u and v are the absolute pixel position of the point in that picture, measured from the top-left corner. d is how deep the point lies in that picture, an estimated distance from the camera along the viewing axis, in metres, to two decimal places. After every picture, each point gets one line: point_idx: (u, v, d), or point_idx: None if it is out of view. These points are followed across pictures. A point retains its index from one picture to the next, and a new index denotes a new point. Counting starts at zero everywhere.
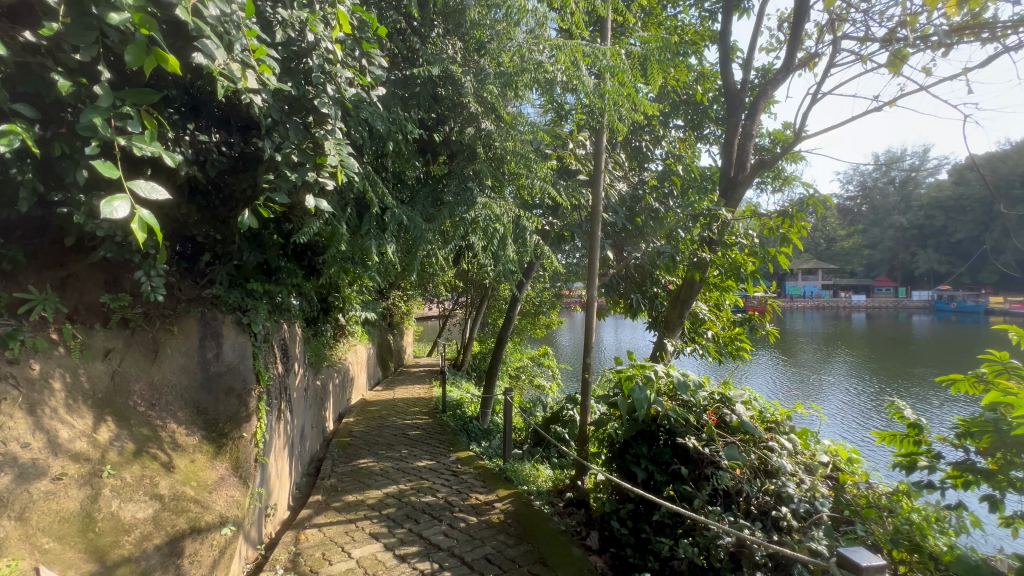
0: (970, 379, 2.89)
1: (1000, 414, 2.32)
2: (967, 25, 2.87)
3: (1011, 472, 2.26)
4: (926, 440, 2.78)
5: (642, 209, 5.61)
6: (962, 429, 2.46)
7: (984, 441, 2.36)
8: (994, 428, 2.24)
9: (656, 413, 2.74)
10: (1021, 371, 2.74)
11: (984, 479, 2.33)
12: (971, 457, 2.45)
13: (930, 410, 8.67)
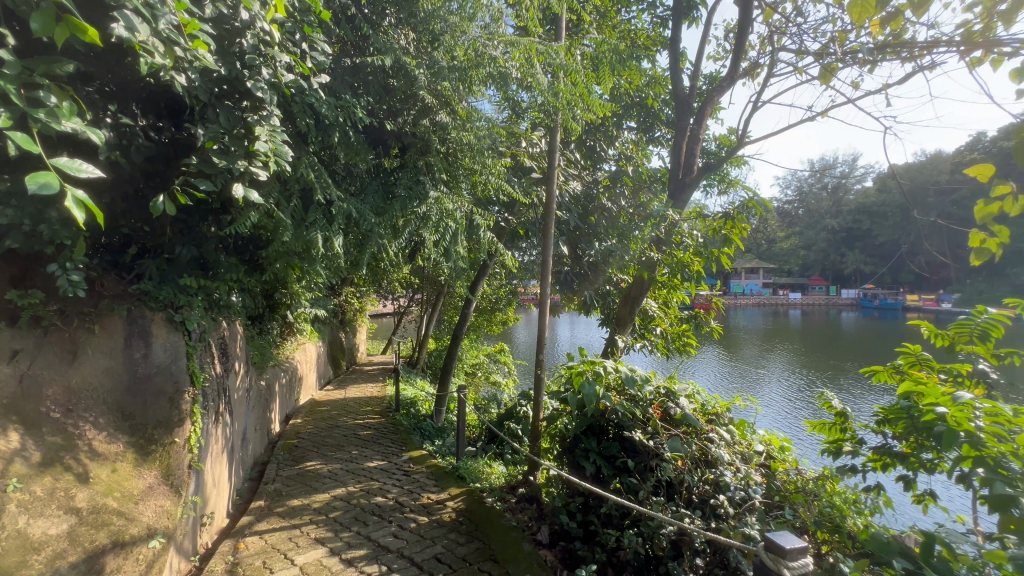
0: (889, 370, 3.13)
1: (912, 402, 2.53)
2: (887, 44, 3.11)
3: (920, 454, 2.48)
4: (849, 427, 3.00)
5: (595, 208, 5.62)
6: (881, 416, 2.66)
7: (898, 427, 2.56)
8: (907, 416, 2.43)
9: (605, 408, 2.78)
10: (930, 363, 3.00)
11: (900, 461, 2.56)
12: (888, 442, 2.67)
13: (855, 400, 9.39)
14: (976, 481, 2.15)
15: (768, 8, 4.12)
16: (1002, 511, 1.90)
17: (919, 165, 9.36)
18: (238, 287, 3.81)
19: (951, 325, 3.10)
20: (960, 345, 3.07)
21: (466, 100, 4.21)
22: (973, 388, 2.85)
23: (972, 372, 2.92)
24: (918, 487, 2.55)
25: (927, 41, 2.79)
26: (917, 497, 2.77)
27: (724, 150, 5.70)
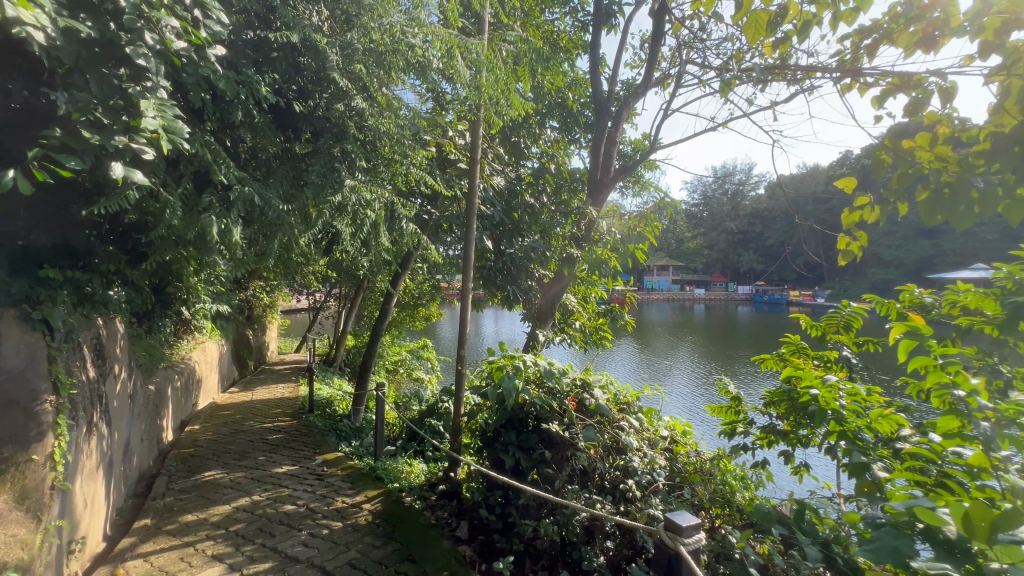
0: (774, 357, 3.50)
1: (792, 385, 2.85)
2: (776, 66, 3.45)
3: (798, 431, 2.82)
4: (741, 410, 3.31)
5: (519, 204, 5.65)
6: (767, 399, 2.99)
7: (781, 408, 2.88)
8: (788, 398, 2.74)
9: (524, 401, 2.82)
10: (807, 350, 3.40)
11: (782, 438, 2.89)
12: (773, 423, 3.01)
13: (747, 386, 10.44)
14: (838, 452, 2.48)
15: (678, 23, 4.40)
16: (858, 477, 2.21)
17: (803, 177, 10.55)
18: (117, 279, 3.36)
19: (823, 317, 3.55)
20: (829, 334, 3.51)
21: (385, 87, 4.04)
22: (838, 371, 3.27)
23: (838, 358, 3.35)
24: (795, 461, 2.88)
25: (807, 66, 3.14)
26: (794, 469, 3.13)
27: (638, 154, 6.02)
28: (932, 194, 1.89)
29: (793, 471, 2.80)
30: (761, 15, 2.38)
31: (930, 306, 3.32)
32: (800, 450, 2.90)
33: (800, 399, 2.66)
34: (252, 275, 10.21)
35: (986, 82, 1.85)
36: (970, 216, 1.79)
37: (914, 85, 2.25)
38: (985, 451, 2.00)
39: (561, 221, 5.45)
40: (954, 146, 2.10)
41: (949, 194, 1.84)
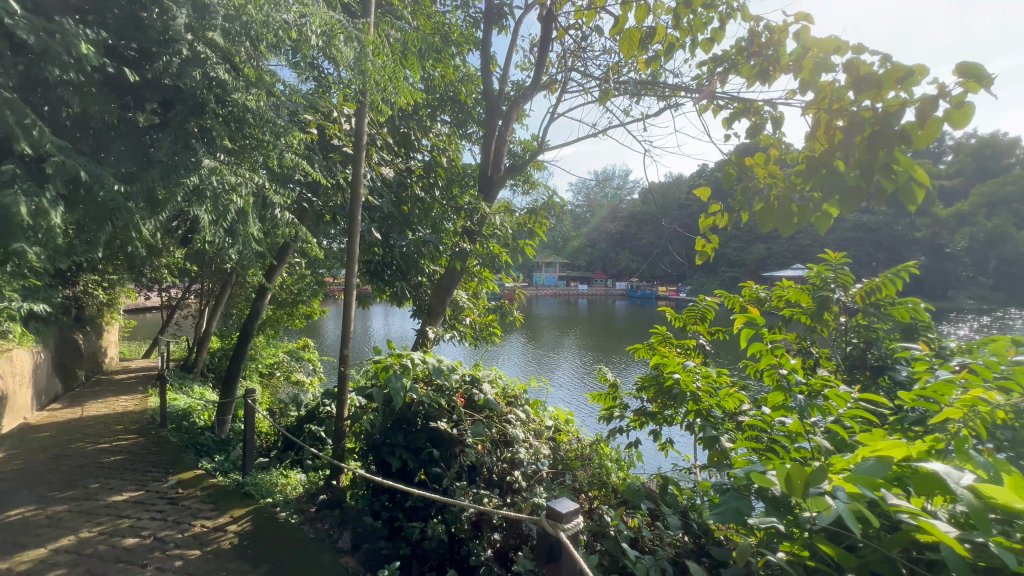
0: (646, 346, 3.85)
1: (659, 370, 3.17)
2: (648, 82, 3.79)
3: (664, 411, 3.15)
4: (618, 397, 3.58)
5: (408, 196, 5.47)
6: (640, 384, 3.28)
7: (651, 392, 3.19)
8: (657, 382, 3.05)
9: (412, 400, 2.75)
10: (672, 340, 3.82)
11: (651, 419, 3.21)
12: (646, 405, 3.33)
13: (623, 374, 11.45)
14: (695, 429, 2.80)
15: (563, 31, 4.61)
16: (711, 448, 2.54)
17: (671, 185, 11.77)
18: None
19: (684, 309, 4.00)
20: (689, 325, 3.98)
21: (255, 59, 3.62)
22: (696, 358, 3.72)
23: (696, 346, 3.81)
24: (662, 439, 3.21)
25: (673, 85, 3.50)
26: (662, 446, 3.48)
27: (527, 154, 6.20)
28: (766, 205, 2.23)
29: (660, 447, 3.12)
30: (634, 33, 2.58)
31: (764, 299, 3.93)
32: (666, 428, 3.23)
33: (666, 383, 2.97)
34: (82, 267, 8.51)
35: (804, 113, 2.23)
36: (792, 225, 2.15)
37: (753, 111, 2.63)
38: (802, 418, 2.42)
39: (452, 216, 5.41)
40: (782, 166, 2.50)
41: (778, 206, 2.18)
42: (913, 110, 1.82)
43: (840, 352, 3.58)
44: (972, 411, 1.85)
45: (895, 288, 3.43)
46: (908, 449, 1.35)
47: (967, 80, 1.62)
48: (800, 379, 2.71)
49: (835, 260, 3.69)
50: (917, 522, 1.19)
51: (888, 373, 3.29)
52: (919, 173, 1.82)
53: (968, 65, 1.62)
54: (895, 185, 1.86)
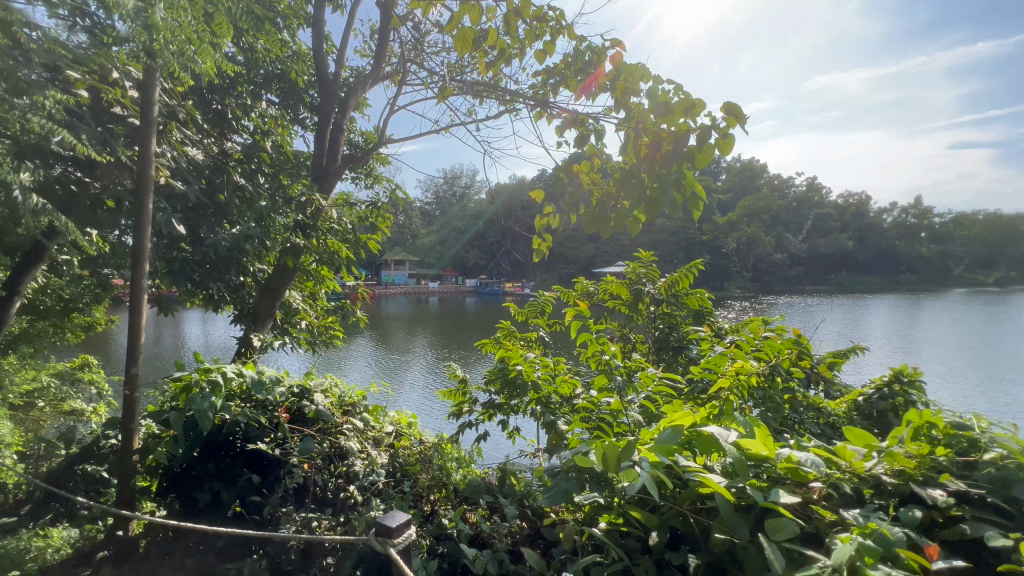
0: (492, 341, 3.94)
1: (505, 364, 3.26)
2: (488, 85, 3.88)
3: (509, 402, 3.24)
4: (466, 392, 3.59)
5: (223, 183, 4.47)
6: (487, 378, 3.35)
7: (497, 385, 3.27)
8: (501, 374, 3.16)
9: (224, 421, 2.35)
10: (515, 333, 3.99)
11: (498, 410, 3.27)
12: (492, 397, 3.43)
13: (473, 369, 11.71)
14: (534, 416, 2.98)
15: (400, 21, 4.44)
16: (550, 432, 2.70)
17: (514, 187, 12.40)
18: None
19: (525, 304, 4.24)
20: (530, 319, 4.23)
21: None
22: (536, 349, 3.95)
23: (537, 338, 4.06)
24: (510, 426, 3.29)
25: (511, 90, 3.63)
26: (509, 435, 3.59)
27: (369, 145, 5.86)
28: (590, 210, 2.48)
29: (505, 437, 3.20)
30: (469, 32, 2.58)
31: (592, 292, 4.38)
32: (512, 419, 3.33)
33: (510, 375, 3.09)
34: None
35: (618, 129, 2.50)
36: (609, 228, 2.43)
37: (579, 122, 2.87)
38: (621, 397, 2.72)
39: (282, 210, 4.81)
40: (602, 174, 2.79)
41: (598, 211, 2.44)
42: (695, 136, 2.19)
43: (651, 336, 4.17)
44: (736, 379, 2.33)
45: (688, 281, 4.12)
46: (693, 417, 1.59)
47: (730, 117, 1.99)
48: (618, 363, 3.09)
49: (645, 258, 4.31)
50: (699, 479, 1.41)
51: (684, 352, 3.93)
52: (700, 189, 2.21)
53: (731, 105, 1.99)
54: (683, 197, 2.21)
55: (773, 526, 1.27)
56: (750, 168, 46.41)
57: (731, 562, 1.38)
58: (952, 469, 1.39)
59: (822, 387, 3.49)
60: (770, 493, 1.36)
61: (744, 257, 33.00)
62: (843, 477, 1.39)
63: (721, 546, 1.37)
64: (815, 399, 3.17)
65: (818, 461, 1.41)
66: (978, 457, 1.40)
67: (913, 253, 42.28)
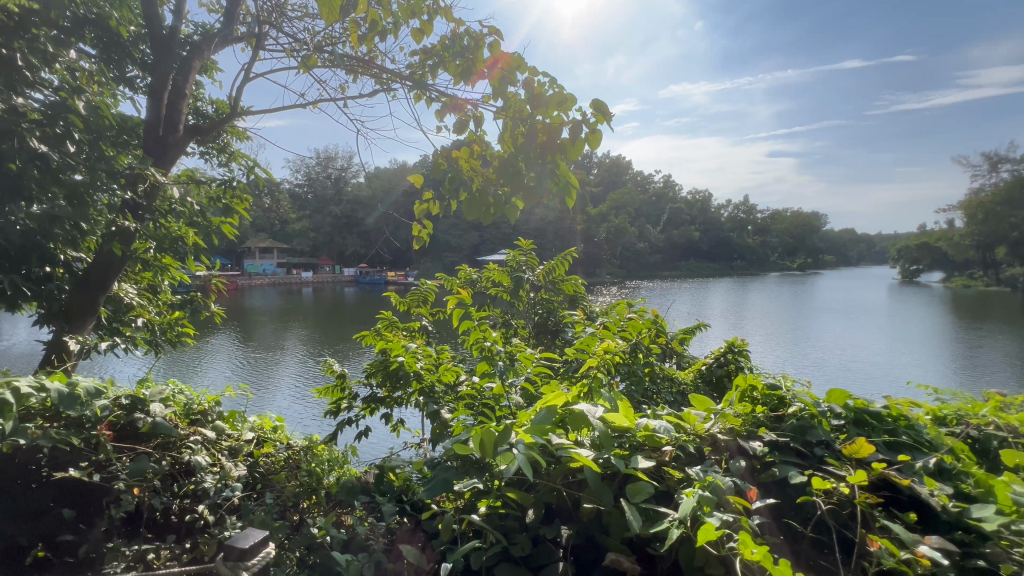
0: (373, 333, 3.71)
1: (386, 355, 3.11)
2: (360, 61, 3.61)
3: (393, 394, 3.09)
4: (346, 387, 3.34)
5: (13, 150, 3.19)
6: (368, 371, 3.17)
7: (377, 377, 3.11)
8: (382, 366, 3.02)
9: (21, 447, 1.88)
10: (398, 324, 3.83)
11: (380, 404, 3.10)
12: (374, 391, 3.24)
13: (353, 363, 11.09)
14: (416, 407, 2.91)
15: None
16: (434, 421, 2.64)
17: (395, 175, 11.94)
18: None
19: (408, 293, 4.16)
20: (413, 308, 4.14)
21: None
22: (419, 339, 3.83)
23: (420, 327, 3.95)
24: (395, 419, 3.13)
25: (387, 68, 3.43)
26: (393, 428, 3.44)
27: (221, 116, 5.10)
28: (470, 197, 2.47)
29: (388, 430, 3.06)
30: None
31: (475, 280, 4.41)
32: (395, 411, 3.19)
33: (392, 367, 2.96)
34: None
35: (496, 117, 2.52)
36: (490, 215, 2.44)
37: (459, 108, 2.83)
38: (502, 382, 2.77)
39: (105, 184, 3.62)
40: (483, 162, 2.79)
41: (479, 198, 2.44)
42: (568, 129, 2.29)
43: (531, 321, 4.33)
44: (604, 357, 2.52)
45: (564, 268, 4.36)
46: (566, 397, 1.67)
47: (597, 113, 2.13)
48: (499, 349, 3.17)
49: (525, 246, 4.48)
50: (571, 454, 1.49)
51: (561, 335, 4.15)
52: (574, 179, 2.33)
53: (598, 101, 2.12)
54: (558, 187, 2.31)
55: (632, 490, 1.39)
56: (617, 165, 50.72)
57: (598, 528, 1.49)
58: (766, 423, 1.67)
59: (675, 359, 3.97)
60: (630, 459, 1.50)
61: (612, 246, 36.17)
62: (688, 439, 1.58)
63: (589, 514, 1.48)
64: (669, 370, 3.58)
65: (670, 427, 1.58)
66: (784, 411, 1.70)
67: (742, 243, 50.35)
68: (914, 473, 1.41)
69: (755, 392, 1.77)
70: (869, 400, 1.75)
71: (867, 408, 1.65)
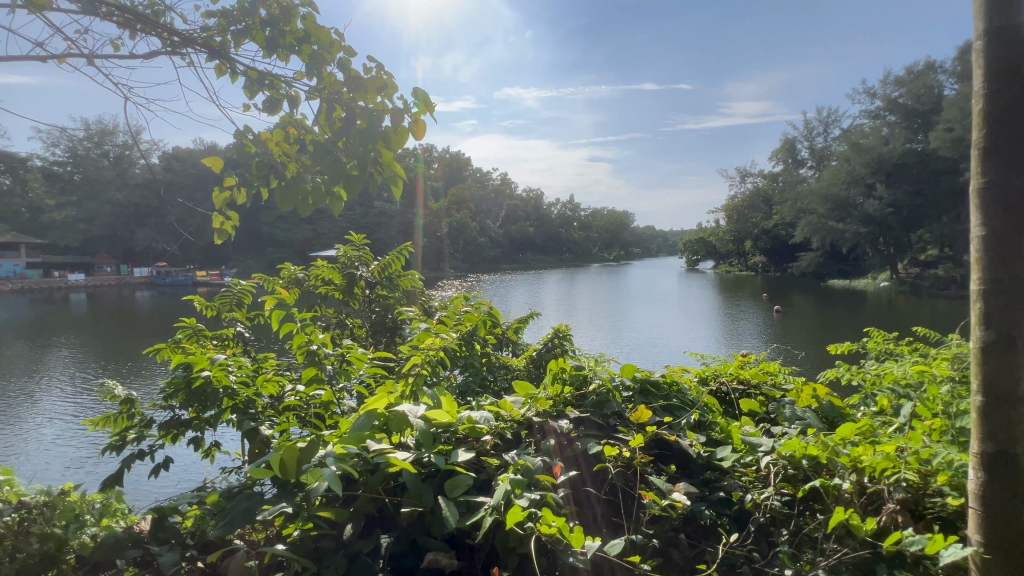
0: (172, 346, 2.91)
1: (189, 369, 2.37)
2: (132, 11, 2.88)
3: (205, 415, 2.37)
4: (135, 414, 2.56)
5: None
6: (169, 389, 2.39)
7: (179, 398, 2.34)
8: (185, 385, 2.29)
9: None
10: (205, 333, 3.19)
11: (188, 429, 2.37)
12: (179, 413, 2.45)
13: (148, 382, 9.14)
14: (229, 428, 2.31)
15: None
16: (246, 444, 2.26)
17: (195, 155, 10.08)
18: None
19: (215, 296, 3.55)
20: (223, 313, 3.54)
21: None
22: (235, 349, 3.22)
23: (233, 334, 3.38)
24: (206, 444, 2.52)
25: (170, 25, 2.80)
26: (204, 454, 2.74)
27: None
28: (284, 185, 2.19)
29: (202, 455, 2.44)
30: None
31: (301, 279, 4.06)
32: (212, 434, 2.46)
33: (194, 384, 2.25)
34: None
35: (309, 99, 2.27)
36: (308, 206, 2.22)
37: None
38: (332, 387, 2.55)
39: None
40: (302, 150, 2.51)
41: (294, 187, 2.20)
42: (390, 117, 2.18)
43: (367, 320, 4.08)
44: (437, 351, 2.50)
45: (400, 264, 4.19)
46: (387, 398, 1.58)
47: (421, 103, 2.08)
48: (328, 352, 2.83)
49: (357, 241, 4.20)
50: (388, 460, 1.42)
51: (399, 333, 3.99)
52: (400, 170, 2.25)
53: (420, 91, 2.07)
54: (384, 177, 2.22)
55: (451, 484, 1.39)
56: (456, 160, 51.51)
57: (420, 530, 1.46)
58: (572, 401, 1.84)
59: (511, 348, 4.16)
60: (451, 455, 1.49)
61: (453, 241, 36.66)
62: (506, 426, 1.66)
63: (409, 519, 1.44)
64: (504, 359, 3.74)
65: (489, 416, 1.61)
66: (587, 388, 1.89)
67: (569, 238, 55.93)
68: (679, 429, 1.72)
69: (564, 373, 1.92)
70: (652, 371, 2.05)
71: (650, 378, 1.95)
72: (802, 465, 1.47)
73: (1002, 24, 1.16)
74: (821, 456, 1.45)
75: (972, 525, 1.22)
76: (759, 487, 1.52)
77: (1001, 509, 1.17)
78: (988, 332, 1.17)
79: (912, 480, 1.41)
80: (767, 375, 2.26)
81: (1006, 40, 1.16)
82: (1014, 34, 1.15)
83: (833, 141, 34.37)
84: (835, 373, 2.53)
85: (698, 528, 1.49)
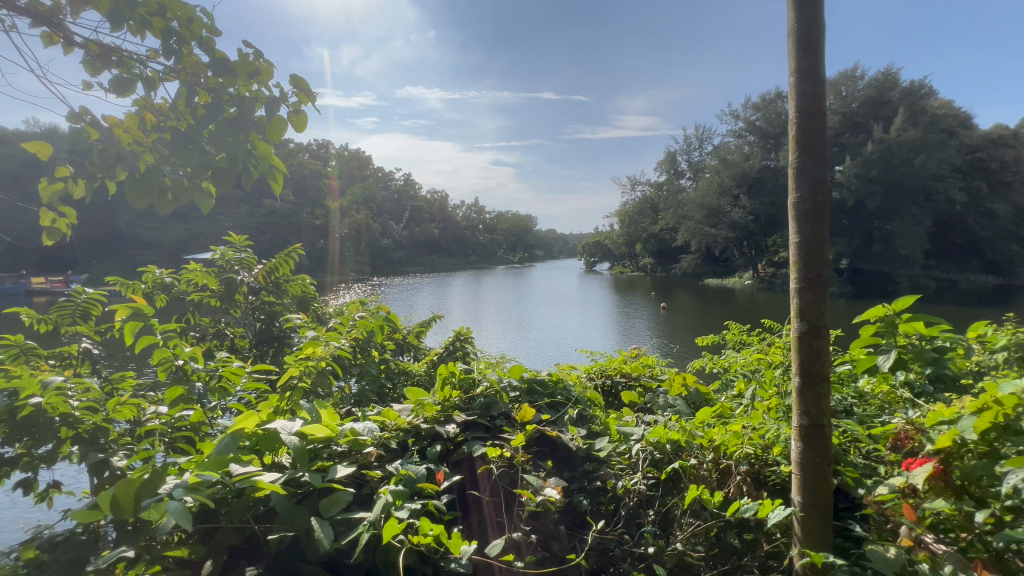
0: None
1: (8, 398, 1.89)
2: None
3: (37, 449, 1.90)
4: None
5: None
6: None
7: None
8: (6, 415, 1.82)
9: None
10: (36, 351, 2.63)
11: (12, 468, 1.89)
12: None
13: None
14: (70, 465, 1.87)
15: None
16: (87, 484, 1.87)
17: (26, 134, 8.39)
18: None
19: (51, 308, 2.96)
20: (63, 327, 2.97)
21: None
22: (78, 369, 2.71)
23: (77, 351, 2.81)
24: (40, 486, 2.07)
25: None
26: (38, 496, 2.26)
27: None
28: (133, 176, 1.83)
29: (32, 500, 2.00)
30: None
31: (168, 284, 3.59)
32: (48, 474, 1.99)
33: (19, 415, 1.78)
34: None
35: (166, 79, 1.99)
36: (167, 201, 1.90)
37: None
38: (201, 406, 2.26)
39: None
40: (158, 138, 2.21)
41: (147, 178, 1.82)
42: (265, 106, 2.00)
43: (251, 330, 3.71)
44: (326, 360, 2.34)
45: (289, 267, 3.85)
46: (256, 415, 1.42)
47: (299, 92, 1.94)
48: (197, 366, 2.47)
49: (238, 242, 3.80)
50: (254, 484, 1.29)
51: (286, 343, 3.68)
52: (279, 163, 2.08)
53: (298, 78, 1.92)
54: (260, 171, 2.03)
55: (328, 502, 1.30)
56: (355, 159, 49.15)
57: (293, 555, 1.36)
58: (460, 405, 1.83)
59: (412, 352, 4.04)
60: (328, 471, 1.40)
61: (353, 243, 34.93)
62: (391, 435, 1.61)
63: (277, 546, 1.32)
64: (405, 365, 3.63)
65: (373, 427, 1.55)
66: (474, 391, 1.90)
67: (474, 241, 56.19)
68: (561, 425, 1.80)
69: (453, 377, 1.91)
70: (539, 370, 2.13)
71: (536, 377, 2.01)
72: (666, 448, 1.62)
73: (807, 64, 1.38)
74: (681, 439, 1.61)
75: (796, 488, 1.42)
76: (630, 472, 1.64)
77: (814, 471, 1.38)
78: (803, 323, 1.38)
79: (755, 454, 1.60)
80: (645, 368, 2.44)
81: (810, 79, 1.38)
82: (815, 73, 1.38)
83: (707, 156, 38.70)
84: (701, 363, 2.82)
85: (575, 518, 1.61)
